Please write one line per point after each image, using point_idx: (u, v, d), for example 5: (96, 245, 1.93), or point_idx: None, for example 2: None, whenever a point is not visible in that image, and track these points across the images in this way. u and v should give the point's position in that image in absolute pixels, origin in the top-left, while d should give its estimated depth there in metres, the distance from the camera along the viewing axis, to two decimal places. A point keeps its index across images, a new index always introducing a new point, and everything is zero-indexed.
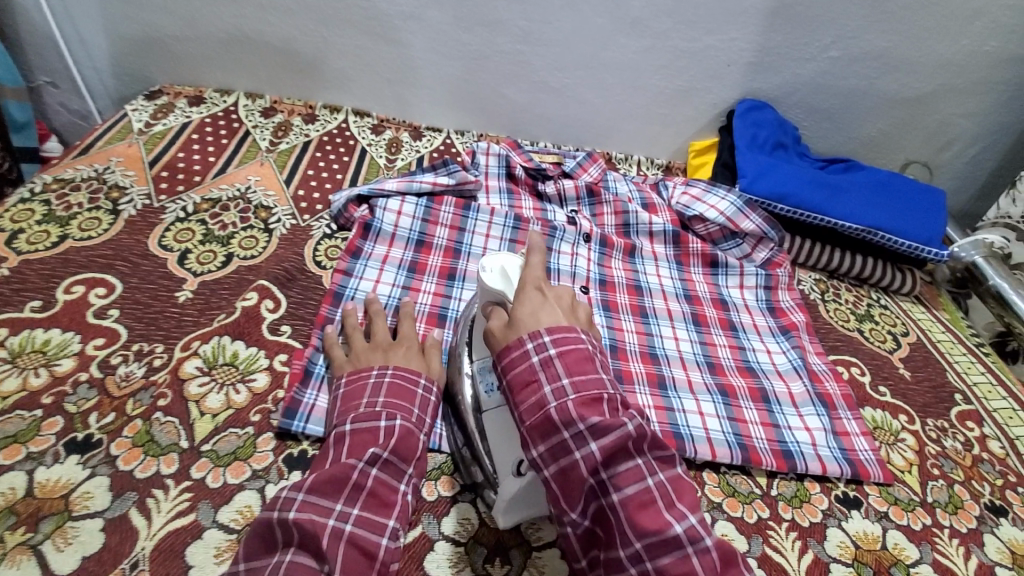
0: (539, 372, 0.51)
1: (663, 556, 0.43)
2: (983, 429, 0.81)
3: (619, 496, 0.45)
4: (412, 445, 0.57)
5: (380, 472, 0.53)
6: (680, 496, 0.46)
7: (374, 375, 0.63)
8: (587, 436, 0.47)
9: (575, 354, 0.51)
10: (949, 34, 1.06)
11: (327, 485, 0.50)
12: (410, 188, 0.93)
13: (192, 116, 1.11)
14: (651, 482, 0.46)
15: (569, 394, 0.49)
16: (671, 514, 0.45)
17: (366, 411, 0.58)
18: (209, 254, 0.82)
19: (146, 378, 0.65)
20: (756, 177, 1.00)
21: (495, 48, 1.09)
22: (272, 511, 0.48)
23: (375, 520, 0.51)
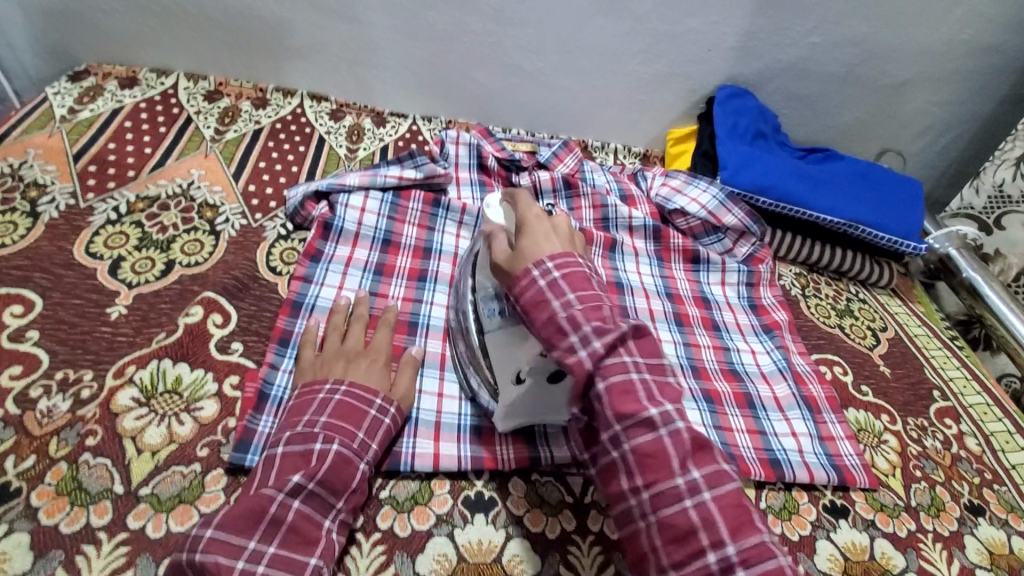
0: (546, 291, 0.52)
1: (641, 436, 0.46)
2: (961, 426, 0.81)
3: (606, 385, 0.47)
4: (346, 476, 0.53)
5: (302, 505, 0.50)
6: (663, 392, 0.49)
7: (324, 391, 0.58)
8: (589, 335, 0.48)
9: (577, 273, 0.53)
10: (931, 21, 1.03)
11: (240, 521, 0.48)
12: (374, 182, 0.86)
13: (124, 100, 0.99)
14: (636, 376, 0.48)
15: (575, 304, 0.50)
16: (651, 402, 0.47)
17: (302, 432, 0.54)
18: (145, 262, 0.73)
19: (73, 413, 0.57)
20: (737, 168, 0.97)
21: (464, 27, 1.01)
22: (180, 552, 0.46)
23: (292, 558, 0.48)
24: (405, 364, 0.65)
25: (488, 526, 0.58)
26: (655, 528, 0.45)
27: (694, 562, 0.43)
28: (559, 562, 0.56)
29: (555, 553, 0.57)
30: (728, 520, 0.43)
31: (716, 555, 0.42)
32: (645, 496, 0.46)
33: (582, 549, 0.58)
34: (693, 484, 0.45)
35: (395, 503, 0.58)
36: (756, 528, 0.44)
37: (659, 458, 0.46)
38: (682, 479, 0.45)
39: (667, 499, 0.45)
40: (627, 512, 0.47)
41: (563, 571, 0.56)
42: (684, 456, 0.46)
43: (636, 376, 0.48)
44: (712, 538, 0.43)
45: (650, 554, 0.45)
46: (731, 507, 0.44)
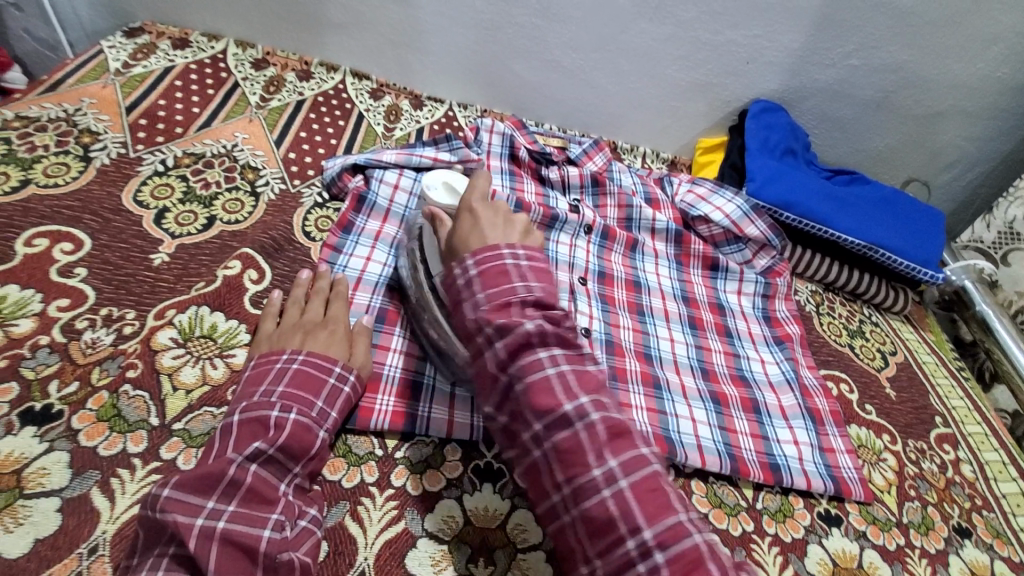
0: (464, 292, 0.53)
1: (558, 432, 0.47)
2: (958, 452, 0.83)
3: (524, 385, 0.48)
4: (304, 444, 0.53)
5: (260, 467, 0.50)
6: (580, 383, 0.48)
7: (282, 361, 0.58)
8: (496, 336, 0.49)
9: (492, 269, 0.52)
10: (968, 55, 1.04)
11: (198, 481, 0.47)
12: (410, 162, 0.88)
13: (175, 60, 1.03)
14: (552, 370, 0.48)
15: (484, 304, 0.51)
16: (565, 396, 0.47)
17: (260, 401, 0.54)
18: (188, 215, 0.76)
19: (115, 346, 0.60)
20: (764, 182, 0.99)
21: (509, 19, 1.03)
22: (144, 513, 0.46)
23: (254, 515, 0.48)
24: (360, 333, 0.65)
25: (496, 495, 0.60)
26: (579, 521, 0.45)
27: (615, 550, 0.44)
28: None
29: None
30: (645, 508, 0.44)
31: (635, 542, 0.43)
32: (564, 489, 0.46)
33: None
34: (612, 476, 0.45)
35: (409, 464, 0.60)
36: (671, 510, 0.44)
37: (577, 452, 0.46)
38: (599, 470, 0.45)
39: (585, 492, 0.45)
40: (553, 507, 0.47)
41: None
42: (600, 445, 0.46)
43: (550, 372, 0.48)
44: (629, 526, 0.44)
45: (575, 545, 0.46)
46: (647, 492, 0.45)
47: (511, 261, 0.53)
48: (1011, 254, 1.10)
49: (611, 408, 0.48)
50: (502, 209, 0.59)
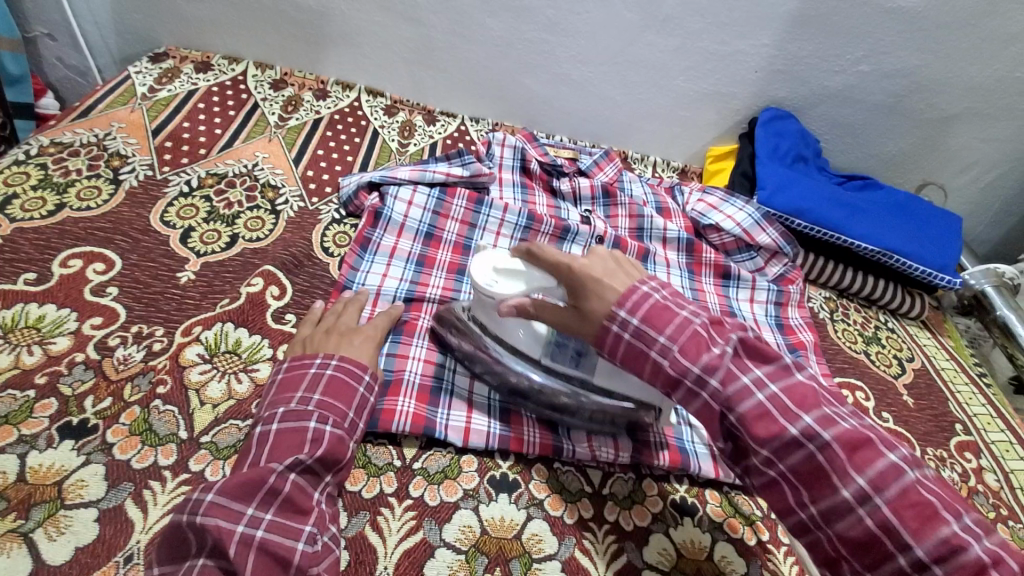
0: (638, 344, 0.53)
1: (792, 456, 0.46)
2: (981, 461, 0.82)
3: (736, 416, 0.49)
4: (337, 456, 0.56)
5: (298, 477, 0.52)
6: (797, 402, 0.48)
7: (316, 367, 0.61)
8: (703, 376, 0.50)
9: (652, 307, 0.53)
10: (984, 57, 1.04)
11: (239, 488, 0.49)
12: (423, 177, 0.90)
13: (198, 82, 1.07)
14: (762, 395, 0.48)
15: (672, 348, 0.51)
16: (787, 419, 0.47)
17: (296, 410, 0.56)
18: (212, 234, 0.79)
19: (146, 362, 0.63)
20: (775, 190, 0.99)
21: (518, 35, 1.06)
22: (181, 514, 0.47)
23: (289, 525, 0.50)
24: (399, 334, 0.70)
25: (511, 505, 0.62)
26: (837, 539, 0.45)
27: (885, 566, 0.43)
28: (574, 546, 0.60)
29: (570, 536, 0.60)
30: (908, 524, 0.42)
31: (907, 561, 0.42)
32: (814, 511, 0.46)
33: (597, 535, 0.61)
34: (863, 494, 0.44)
35: (426, 475, 0.62)
36: (942, 520, 0.42)
37: (819, 473, 0.46)
38: (847, 491, 0.44)
39: (842, 516, 0.45)
40: (803, 524, 0.48)
41: (577, 554, 0.59)
42: (844, 468, 0.45)
43: (761, 396, 0.48)
44: (897, 543, 0.42)
45: (838, 560, 0.46)
46: (908, 506, 0.43)
47: (658, 294, 0.54)
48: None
49: (838, 420, 0.47)
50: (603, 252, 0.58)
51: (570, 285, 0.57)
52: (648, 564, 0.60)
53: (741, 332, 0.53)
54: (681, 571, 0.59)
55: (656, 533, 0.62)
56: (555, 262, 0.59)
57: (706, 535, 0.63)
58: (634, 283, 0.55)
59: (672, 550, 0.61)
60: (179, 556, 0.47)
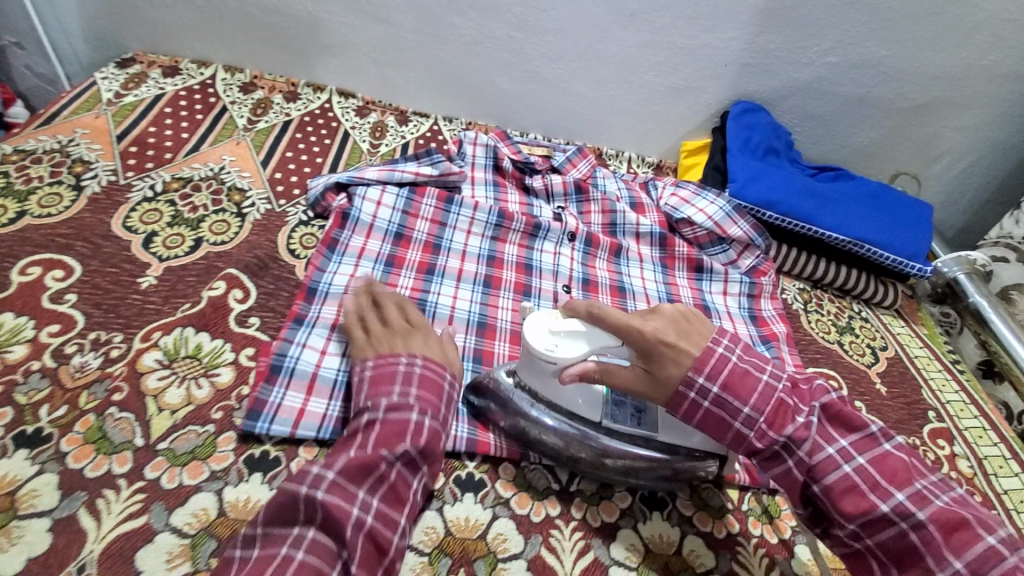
0: (720, 412, 0.56)
1: (881, 531, 0.51)
2: (953, 447, 0.82)
3: (822, 486, 0.53)
4: (434, 449, 0.56)
5: (404, 467, 0.54)
6: (888, 477, 0.52)
7: (404, 363, 0.61)
8: (793, 447, 0.55)
9: (736, 374, 0.56)
10: (950, 45, 1.04)
11: (357, 469, 0.51)
12: (391, 177, 0.90)
13: (166, 87, 1.06)
14: (849, 468, 0.53)
15: (760, 420, 0.55)
16: (878, 495, 0.51)
17: (400, 400, 0.57)
18: (175, 238, 0.78)
19: (103, 370, 0.62)
20: (746, 182, 1.00)
21: (487, 33, 1.05)
22: (301, 487, 0.49)
23: (389, 515, 0.51)
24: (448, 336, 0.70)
25: (476, 504, 0.61)
26: None
27: None
28: (540, 544, 0.59)
29: (537, 535, 0.60)
30: None
31: None
32: None
33: (564, 533, 0.61)
34: (958, 575, 0.47)
35: None
36: None
37: (911, 551, 0.50)
38: (944, 573, 0.48)
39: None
40: None
41: (543, 552, 0.59)
42: (938, 547, 0.48)
43: (848, 469, 0.53)
44: None
45: None
46: None
47: (735, 358, 0.57)
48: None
49: (932, 498, 0.51)
50: (670, 313, 0.59)
51: (643, 350, 0.56)
52: (615, 561, 0.60)
53: (824, 400, 0.57)
54: (648, 566, 0.60)
55: (624, 529, 0.62)
56: (621, 326, 0.57)
57: (674, 529, 0.63)
58: (707, 344, 0.58)
59: (640, 545, 0.61)
60: (287, 523, 0.48)
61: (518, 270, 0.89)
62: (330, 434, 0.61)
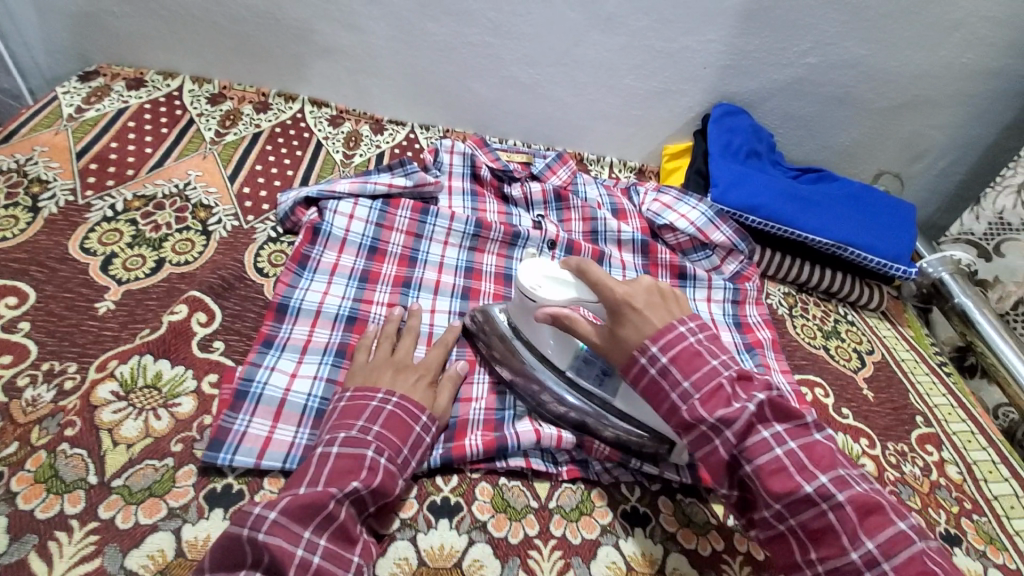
0: (661, 381, 0.54)
1: (804, 512, 0.48)
2: (942, 453, 0.81)
3: (754, 467, 0.49)
4: (388, 491, 0.54)
5: (353, 505, 0.52)
6: (814, 461, 0.49)
7: (377, 400, 0.59)
8: (722, 426, 0.50)
9: (686, 353, 0.53)
10: (928, 44, 1.03)
11: (302, 509, 0.49)
12: (364, 190, 0.86)
13: (130, 100, 1.02)
14: (780, 450, 0.49)
15: (694, 395, 0.52)
16: (803, 476, 0.48)
17: (356, 437, 0.55)
18: (136, 259, 0.75)
19: (55, 403, 0.59)
20: (728, 186, 0.98)
21: (462, 39, 1.03)
22: (240, 528, 0.47)
23: (340, 556, 0.49)
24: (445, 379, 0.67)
25: (451, 531, 0.58)
26: None
27: None
28: (518, 567, 0.57)
29: (514, 556, 0.58)
30: None
31: None
32: (820, 568, 0.47)
33: (542, 553, 0.58)
34: (870, 557, 0.45)
35: None
36: None
37: (829, 532, 0.47)
38: (857, 553, 0.46)
39: (845, 574, 0.46)
40: None
41: None
42: (854, 528, 0.46)
43: (778, 451, 0.49)
44: None
45: None
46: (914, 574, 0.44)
47: (694, 338, 0.54)
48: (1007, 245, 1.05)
49: (852, 481, 0.48)
50: (648, 283, 0.58)
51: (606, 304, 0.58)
52: None
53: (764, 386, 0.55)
54: None
55: (605, 546, 0.60)
56: (597, 280, 0.59)
57: (658, 546, 0.61)
58: (671, 321, 0.55)
59: (621, 562, 0.59)
60: (231, 567, 0.47)
61: (497, 281, 0.86)
62: (296, 464, 0.58)
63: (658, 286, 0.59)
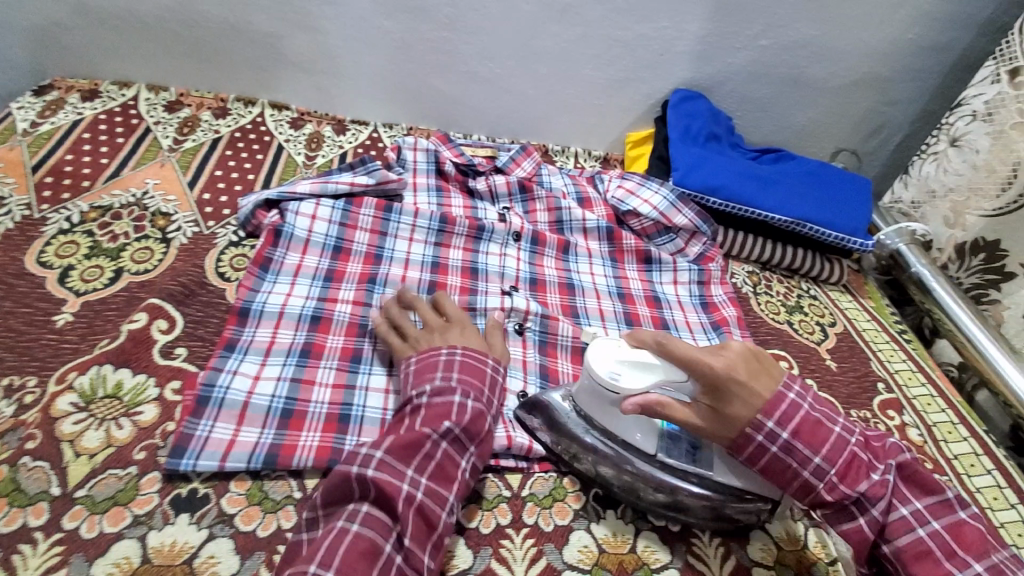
0: (788, 458, 0.55)
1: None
2: (903, 417, 0.83)
3: (896, 546, 0.53)
4: (479, 427, 0.58)
5: (448, 446, 0.55)
6: (962, 544, 0.52)
7: (444, 353, 0.63)
8: (868, 504, 0.54)
9: (813, 426, 0.56)
10: (875, 23, 1.06)
11: (403, 449, 0.54)
12: (326, 190, 0.86)
13: (84, 112, 1.01)
14: (922, 530, 0.53)
15: (832, 473, 0.55)
16: (952, 563, 0.51)
17: (441, 385, 0.59)
18: (94, 271, 0.74)
19: (15, 418, 0.58)
20: (688, 170, 1.00)
21: (420, 36, 1.03)
22: (352, 466, 0.52)
23: (438, 491, 0.53)
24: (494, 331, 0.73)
25: None
26: None
27: None
28: (490, 556, 0.58)
29: (487, 546, 0.58)
30: None
31: None
32: None
33: (514, 541, 0.59)
34: None
35: None
36: None
37: None
38: None
39: None
40: None
41: (493, 564, 0.57)
42: None
43: (923, 533, 0.52)
44: None
45: None
46: None
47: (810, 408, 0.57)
48: (928, 211, 1.09)
49: (1002, 568, 0.50)
50: (741, 350, 0.56)
51: (708, 385, 0.55)
52: (568, 564, 0.58)
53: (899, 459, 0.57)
54: (603, 567, 0.58)
55: (578, 530, 0.61)
56: (686, 358, 0.55)
57: (628, 527, 0.62)
58: (779, 389, 0.57)
59: (593, 546, 0.60)
60: (342, 502, 0.52)
61: (464, 275, 0.86)
62: (261, 463, 0.58)
63: (746, 349, 0.57)
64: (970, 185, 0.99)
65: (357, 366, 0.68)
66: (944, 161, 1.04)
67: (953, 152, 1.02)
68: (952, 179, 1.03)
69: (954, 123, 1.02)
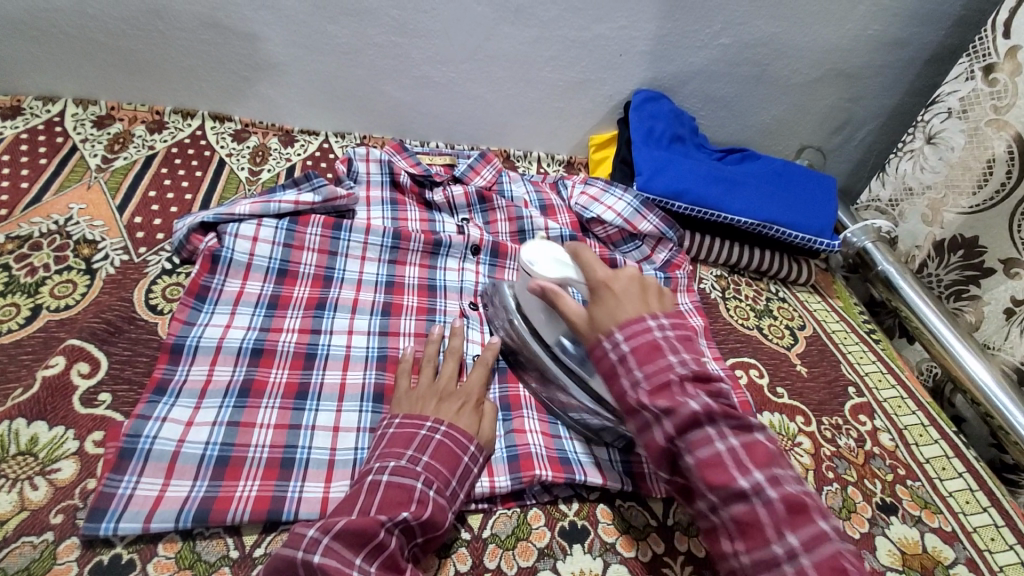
0: (619, 367, 0.52)
1: (735, 506, 0.46)
2: (874, 422, 0.82)
3: (691, 458, 0.48)
4: (438, 522, 0.53)
5: (400, 534, 0.50)
6: (753, 458, 0.47)
7: (425, 429, 0.58)
8: (663, 415, 0.49)
9: (645, 345, 0.52)
10: (834, 19, 1.04)
11: (354, 536, 0.48)
12: (268, 210, 0.79)
13: (4, 131, 0.93)
14: (722, 445, 0.47)
15: (642, 383, 0.50)
16: (738, 471, 0.46)
17: (406, 467, 0.54)
18: (8, 309, 0.68)
19: None
20: (651, 174, 0.97)
21: (366, 40, 0.97)
22: (295, 551, 0.47)
23: None
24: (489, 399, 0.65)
25: None
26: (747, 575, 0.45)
27: None
28: None
29: None
30: None
31: None
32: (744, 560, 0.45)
33: None
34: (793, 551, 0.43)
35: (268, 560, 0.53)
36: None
37: (755, 527, 0.45)
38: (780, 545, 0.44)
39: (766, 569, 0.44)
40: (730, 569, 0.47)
41: None
42: (778, 523, 0.44)
43: (721, 447, 0.47)
44: None
45: None
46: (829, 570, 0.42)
47: (660, 334, 0.52)
48: (906, 208, 1.08)
49: (785, 481, 0.46)
50: (634, 273, 0.58)
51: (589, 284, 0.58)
52: None
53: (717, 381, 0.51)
54: None
55: (542, 571, 0.57)
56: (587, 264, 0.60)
57: (597, 561, 0.59)
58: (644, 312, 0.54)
59: None
60: None
61: (420, 293, 0.81)
62: (191, 521, 0.53)
63: (643, 280, 0.58)
64: (948, 183, 0.99)
65: (303, 403, 0.64)
66: (922, 159, 1.03)
67: (930, 150, 1.01)
68: (929, 177, 1.02)
69: (930, 120, 1.00)
